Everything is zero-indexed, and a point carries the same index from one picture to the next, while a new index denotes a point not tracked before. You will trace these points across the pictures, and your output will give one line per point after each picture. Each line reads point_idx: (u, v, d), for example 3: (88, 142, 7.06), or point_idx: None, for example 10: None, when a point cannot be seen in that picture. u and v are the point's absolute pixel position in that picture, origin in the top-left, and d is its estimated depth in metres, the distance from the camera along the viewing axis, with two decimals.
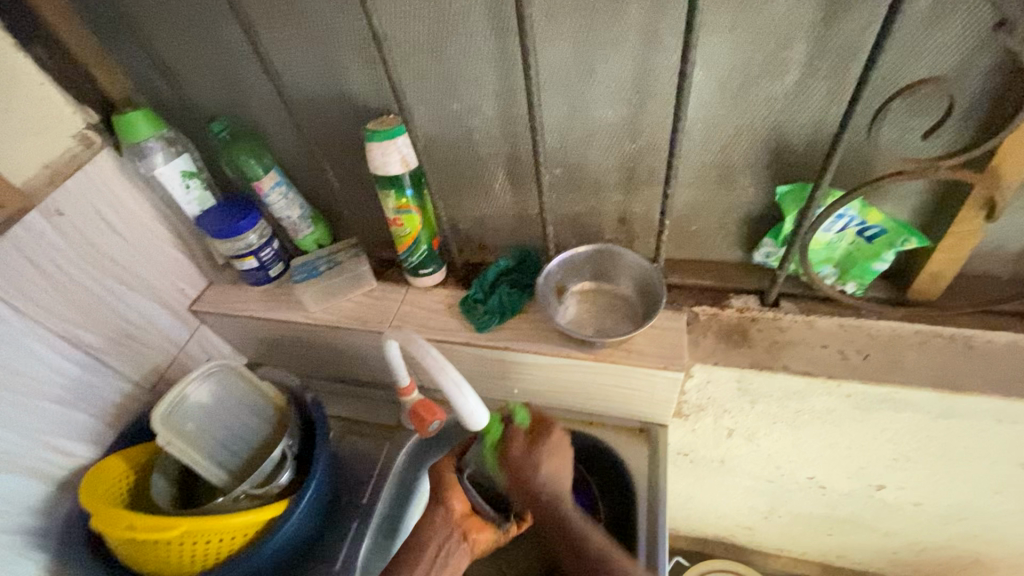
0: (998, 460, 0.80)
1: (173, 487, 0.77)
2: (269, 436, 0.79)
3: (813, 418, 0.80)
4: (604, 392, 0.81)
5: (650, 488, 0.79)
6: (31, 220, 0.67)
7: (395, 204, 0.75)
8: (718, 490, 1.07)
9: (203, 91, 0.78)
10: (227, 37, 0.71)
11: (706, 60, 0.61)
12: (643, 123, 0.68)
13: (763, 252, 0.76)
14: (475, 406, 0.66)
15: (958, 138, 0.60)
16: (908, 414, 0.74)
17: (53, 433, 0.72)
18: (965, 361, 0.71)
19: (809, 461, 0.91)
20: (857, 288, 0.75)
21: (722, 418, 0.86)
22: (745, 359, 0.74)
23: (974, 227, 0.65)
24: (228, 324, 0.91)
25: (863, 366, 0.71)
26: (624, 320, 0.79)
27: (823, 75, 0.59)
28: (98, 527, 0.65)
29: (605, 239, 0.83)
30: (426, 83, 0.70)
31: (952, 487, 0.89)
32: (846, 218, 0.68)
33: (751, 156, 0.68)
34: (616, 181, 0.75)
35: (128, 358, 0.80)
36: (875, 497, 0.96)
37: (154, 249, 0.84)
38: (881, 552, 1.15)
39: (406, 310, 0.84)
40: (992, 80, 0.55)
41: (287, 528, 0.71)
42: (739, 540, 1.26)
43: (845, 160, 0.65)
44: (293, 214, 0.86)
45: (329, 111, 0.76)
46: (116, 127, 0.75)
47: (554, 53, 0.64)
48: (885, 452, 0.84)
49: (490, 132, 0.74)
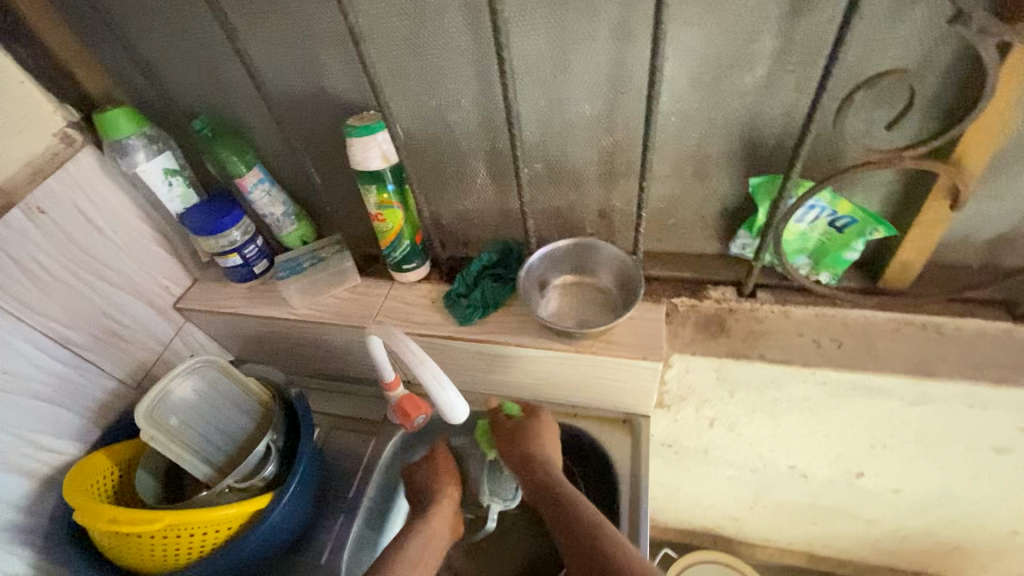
0: (974, 445, 0.82)
1: (158, 482, 0.78)
2: (254, 431, 0.80)
3: (791, 406, 0.81)
4: (586, 383, 0.82)
5: (632, 476, 0.80)
6: (12, 219, 0.67)
7: (377, 199, 0.76)
8: (703, 481, 1.08)
9: (185, 89, 0.79)
10: (206, 35, 0.72)
11: (677, 55, 0.62)
12: (619, 117, 0.70)
13: (739, 243, 0.78)
14: (456, 401, 0.67)
15: (922, 129, 0.62)
16: (882, 400, 0.76)
17: (37, 431, 0.72)
18: (936, 348, 0.72)
19: (790, 449, 0.92)
20: (831, 278, 0.76)
21: (703, 408, 0.87)
22: (722, 349, 0.75)
23: (938, 216, 0.67)
24: (213, 321, 0.92)
25: (837, 353, 0.73)
26: (603, 312, 0.80)
27: (791, 68, 0.61)
28: (83, 521, 0.65)
29: (585, 233, 0.85)
30: (405, 78, 0.71)
31: (929, 473, 0.90)
32: (818, 209, 0.70)
33: (725, 149, 0.69)
34: (595, 175, 0.77)
35: (112, 355, 0.81)
36: (855, 485, 0.98)
37: (138, 247, 0.84)
38: (865, 540, 1.17)
39: (389, 305, 0.85)
40: (953, 72, 0.57)
41: (272, 521, 0.72)
42: (725, 531, 1.28)
43: (816, 152, 0.67)
44: (276, 210, 0.86)
45: (310, 107, 0.77)
46: (97, 125, 0.75)
47: (529, 48, 0.65)
48: (863, 439, 0.86)
49: (469, 127, 0.75)
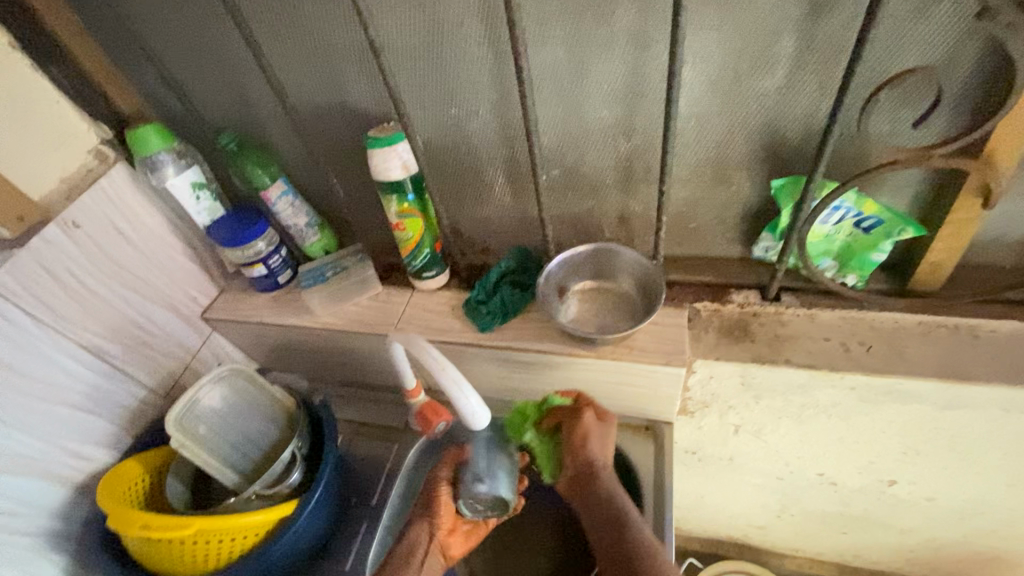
0: (1011, 451, 0.79)
1: (187, 489, 0.79)
2: (279, 439, 0.81)
3: (819, 412, 0.80)
4: (607, 390, 0.81)
5: (656, 483, 0.79)
6: (48, 233, 0.69)
7: (397, 208, 0.77)
8: (729, 489, 1.06)
9: (210, 104, 0.81)
10: (231, 51, 0.73)
11: (695, 59, 0.62)
12: (637, 122, 0.69)
13: (762, 246, 0.76)
14: (476, 406, 0.68)
15: (948, 127, 0.60)
16: (914, 405, 0.74)
17: (71, 438, 0.74)
18: (969, 351, 0.70)
19: (818, 457, 0.90)
20: (858, 280, 0.75)
21: (728, 414, 0.86)
22: (746, 353, 0.74)
23: (971, 215, 0.65)
24: (239, 331, 0.93)
25: (866, 357, 0.71)
26: (624, 317, 0.79)
27: (812, 68, 0.60)
28: (115, 526, 0.67)
29: (605, 238, 0.84)
30: (424, 89, 0.71)
31: (964, 481, 0.88)
32: (842, 210, 0.68)
33: (746, 151, 0.69)
34: (614, 179, 0.76)
35: (142, 365, 0.82)
36: (888, 493, 0.95)
37: (167, 259, 0.86)
38: (899, 550, 1.13)
39: (410, 312, 0.85)
40: (981, 68, 0.56)
41: (298, 527, 0.73)
42: (753, 540, 1.25)
43: (838, 153, 0.66)
44: (299, 221, 0.88)
45: (331, 119, 0.78)
46: (128, 141, 0.78)
47: (546, 56, 0.65)
48: (894, 445, 0.83)
49: (488, 135, 0.75)
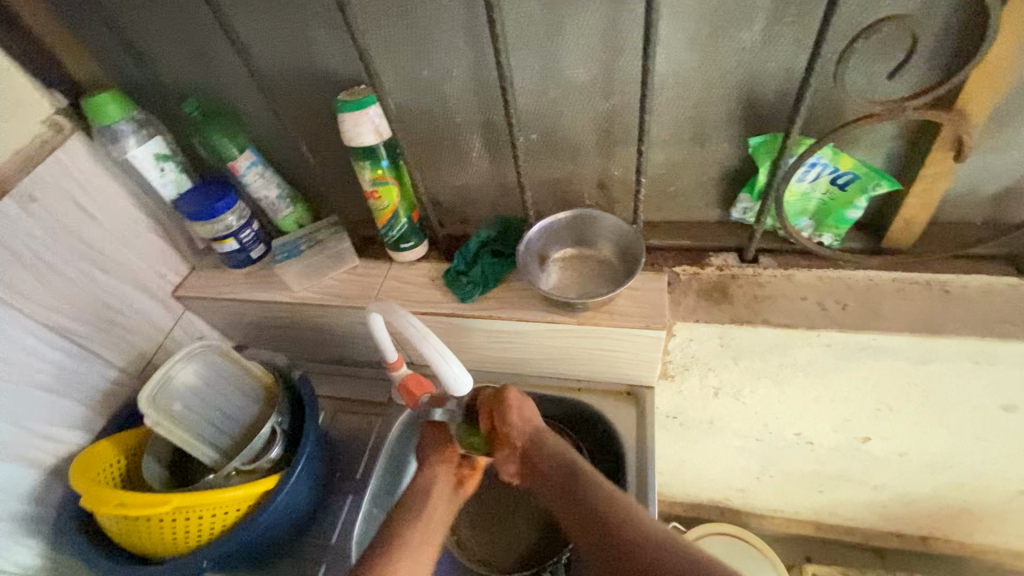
0: (980, 404, 0.82)
1: (165, 469, 0.78)
2: (258, 415, 0.79)
3: (796, 372, 0.81)
4: (589, 356, 0.81)
5: (639, 447, 0.80)
6: (3, 207, 0.66)
7: (371, 175, 0.75)
8: (710, 453, 1.08)
9: (173, 70, 0.77)
10: (192, 11, 0.70)
11: (672, 13, 0.61)
12: (614, 82, 0.68)
13: (740, 208, 0.77)
14: (458, 372, 0.67)
15: (922, 79, 0.61)
16: (888, 361, 0.75)
17: (39, 420, 0.72)
18: (942, 306, 0.71)
19: (795, 416, 0.92)
20: (834, 240, 0.76)
21: (708, 377, 0.87)
22: (726, 315, 0.75)
23: (943, 168, 0.66)
24: (213, 308, 0.91)
25: (841, 315, 0.72)
26: (604, 283, 0.79)
27: (788, 21, 0.60)
28: (90, 506, 0.65)
29: (584, 204, 0.84)
30: (397, 50, 0.69)
31: (935, 435, 0.90)
32: (819, 166, 0.69)
33: (725, 109, 0.68)
34: (592, 143, 0.75)
35: (111, 344, 0.80)
36: (862, 450, 0.97)
37: (133, 236, 0.83)
38: (873, 506, 1.17)
39: (389, 284, 0.84)
40: (955, 17, 0.56)
41: (280, 501, 0.72)
42: (733, 503, 1.28)
43: (814, 108, 0.66)
44: (271, 193, 0.85)
45: (299, 84, 0.76)
46: (85, 111, 0.74)
47: (521, 10, 0.63)
48: (868, 402, 0.85)
49: (463, 98, 0.73)
